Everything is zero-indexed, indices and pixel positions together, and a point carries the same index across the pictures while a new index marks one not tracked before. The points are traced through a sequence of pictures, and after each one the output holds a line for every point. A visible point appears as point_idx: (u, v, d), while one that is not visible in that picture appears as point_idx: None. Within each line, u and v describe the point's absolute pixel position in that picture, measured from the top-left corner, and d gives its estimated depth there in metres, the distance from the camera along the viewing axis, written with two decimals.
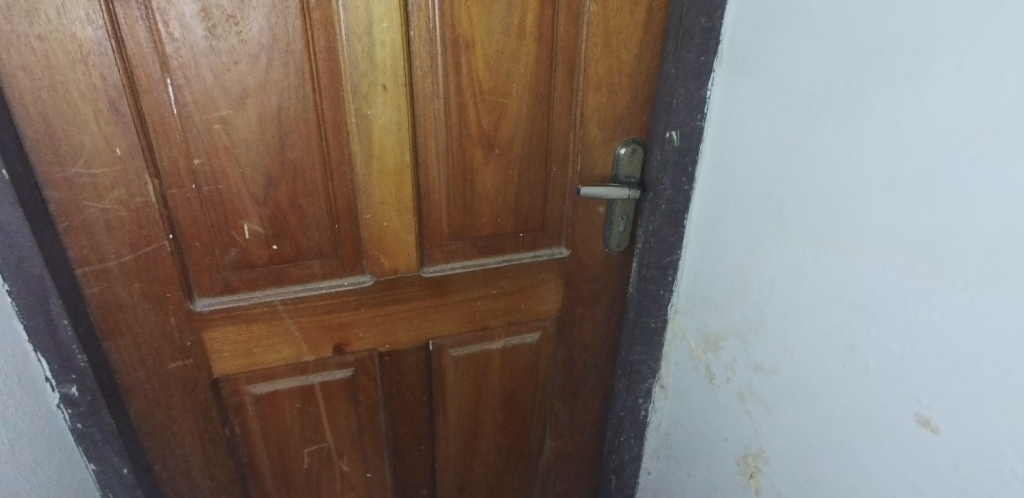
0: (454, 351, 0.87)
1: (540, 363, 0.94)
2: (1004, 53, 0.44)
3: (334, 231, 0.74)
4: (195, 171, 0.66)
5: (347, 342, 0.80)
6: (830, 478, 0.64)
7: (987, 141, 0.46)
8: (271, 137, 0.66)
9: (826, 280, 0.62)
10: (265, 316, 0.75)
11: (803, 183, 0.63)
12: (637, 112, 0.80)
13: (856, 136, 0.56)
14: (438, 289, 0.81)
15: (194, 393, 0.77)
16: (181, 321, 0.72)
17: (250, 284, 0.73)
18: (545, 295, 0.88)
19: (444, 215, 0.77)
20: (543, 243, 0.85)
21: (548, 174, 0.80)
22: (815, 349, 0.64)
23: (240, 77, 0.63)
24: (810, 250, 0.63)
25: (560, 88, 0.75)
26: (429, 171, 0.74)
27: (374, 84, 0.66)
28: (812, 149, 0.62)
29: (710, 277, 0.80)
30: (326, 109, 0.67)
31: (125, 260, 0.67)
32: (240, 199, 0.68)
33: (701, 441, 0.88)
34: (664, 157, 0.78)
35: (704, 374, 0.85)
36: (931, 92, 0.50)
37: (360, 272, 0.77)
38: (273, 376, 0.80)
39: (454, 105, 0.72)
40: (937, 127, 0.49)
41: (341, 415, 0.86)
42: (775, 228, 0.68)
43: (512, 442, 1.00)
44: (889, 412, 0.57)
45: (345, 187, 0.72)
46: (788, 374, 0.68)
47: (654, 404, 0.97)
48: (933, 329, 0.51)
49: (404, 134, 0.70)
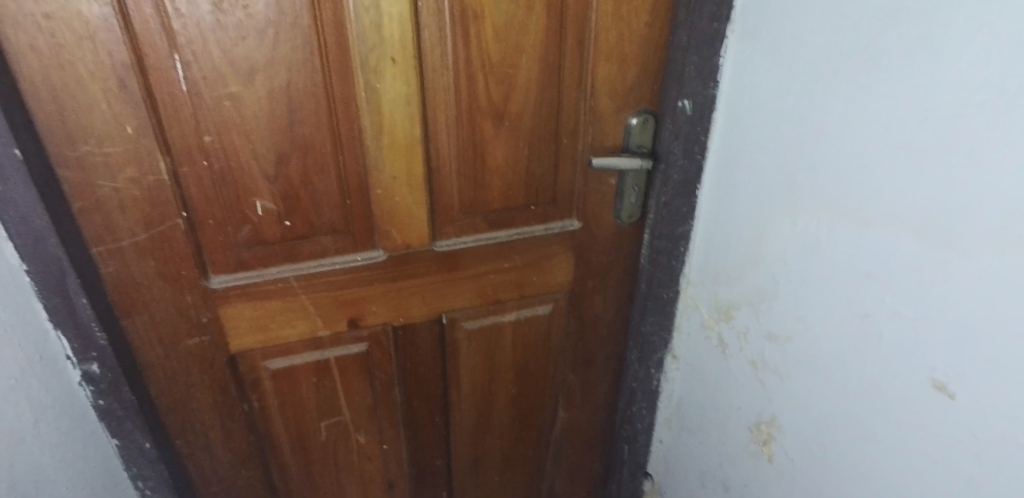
0: (467, 324, 0.88)
1: (552, 335, 0.94)
2: (1007, 33, 0.44)
3: (345, 206, 0.74)
4: (206, 147, 0.66)
5: (360, 316, 0.81)
6: (846, 444, 0.65)
7: (1004, 121, 0.45)
8: (279, 114, 0.66)
9: (837, 250, 0.61)
10: (278, 292, 0.76)
11: (816, 154, 0.62)
12: (648, 81, 0.79)
13: (870, 102, 0.55)
14: (450, 263, 0.81)
15: (213, 369, 0.78)
16: (197, 299, 0.73)
17: (264, 261, 0.74)
18: (557, 267, 0.88)
19: (455, 189, 0.77)
20: (555, 216, 0.84)
21: (559, 145, 0.79)
22: (826, 316, 0.64)
23: (248, 53, 0.63)
24: (823, 219, 0.62)
25: (571, 56, 0.74)
26: (438, 144, 0.74)
27: (382, 58, 0.66)
28: (826, 116, 0.60)
29: (722, 248, 0.80)
30: (335, 84, 0.67)
31: (139, 239, 0.68)
32: (251, 176, 0.69)
33: (712, 410, 0.89)
34: (676, 126, 0.77)
35: (716, 344, 0.85)
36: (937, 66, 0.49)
37: (373, 248, 0.77)
38: (289, 351, 0.81)
39: (463, 78, 0.71)
40: (948, 106, 0.49)
41: (357, 388, 0.87)
42: (788, 195, 0.67)
43: (525, 414, 1.01)
44: (905, 379, 0.56)
45: (356, 162, 0.72)
46: (802, 343, 0.68)
47: (666, 374, 0.98)
48: (948, 294, 0.51)
49: (413, 108, 0.70)
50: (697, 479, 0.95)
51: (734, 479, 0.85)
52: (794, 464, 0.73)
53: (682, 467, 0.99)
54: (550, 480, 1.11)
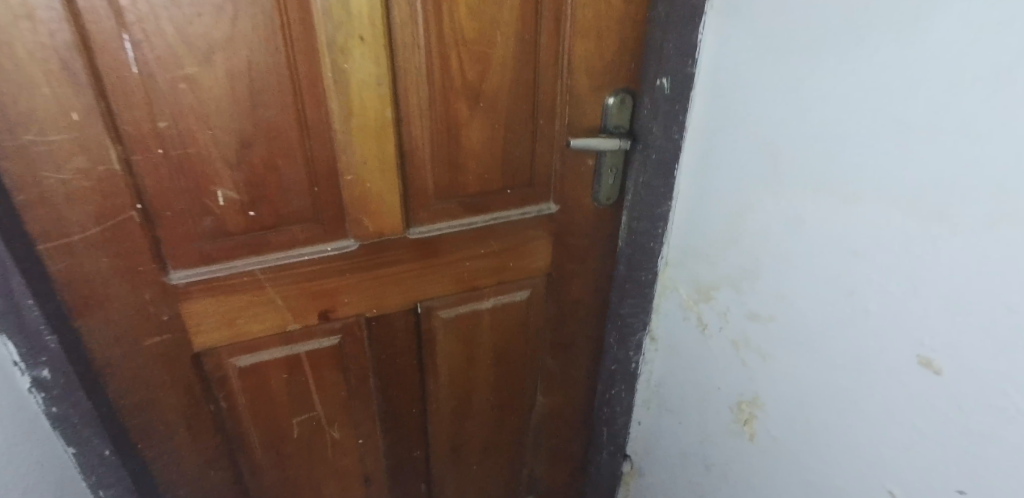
0: (443, 313, 0.86)
1: (531, 321, 0.93)
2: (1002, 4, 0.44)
3: (314, 194, 0.70)
4: (161, 134, 0.61)
5: (334, 308, 0.78)
6: (829, 420, 0.66)
7: (1001, 98, 0.45)
8: (241, 97, 0.62)
9: (822, 227, 0.61)
10: (245, 286, 0.72)
11: (800, 130, 0.62)
12: (626, 60, 0.77)
13: (857, 80, 0.55)
14: (427, 250, 0.79)
15: (177, 369, 0.74)
16: (157, 295, 0.69)
17: (229, 253, 0.70)
18: (535, 251, 0.86)
19: (429, 173, 0.75)
20: (533, 199, 0.83)
21: (536, 125, 0.77)
22: (811, 294, 0.64)
23: (205, 32, 0.58)
24: (808, 196, 0.62)
25: (547, 34, 0.72)
26: (411, 127, 0.71)
27: (350, 36, 0.62)
28: (810, 95, 0.60)
29: (703, 228, 0.79)
30: (301, 65, 0.63)
31: (92, 233, 0.63)
32: (212, 164, 0.64)
33: (692, 390, 0.89)
34: (654, 106, 0.76)
35: (697, 324, 0.85)
36: (926, 39, 0.49)
37: (344, 236, 0.74)
38: (258, 347, 0.78)
39: (436, 56, 0.68)
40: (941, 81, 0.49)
41: (331, 382, 0.84)
42: (770, 173, 0.67)
43: (505, 401, 1.00)
44: (892, 355, 0.57)
45: (325, 146, 0.68)
46: (785, 321, 0.69)
47: (645, 356, 0.97)
48: (938, 270, 0.51)
49: (385, 89, 0.66)
50: (677, 460, 0.96)
51: (716, 458, 0.86)
52: (778, 441, 0.74)
53: (662, 448, 1.00)
54: (530, 465, 1.11)
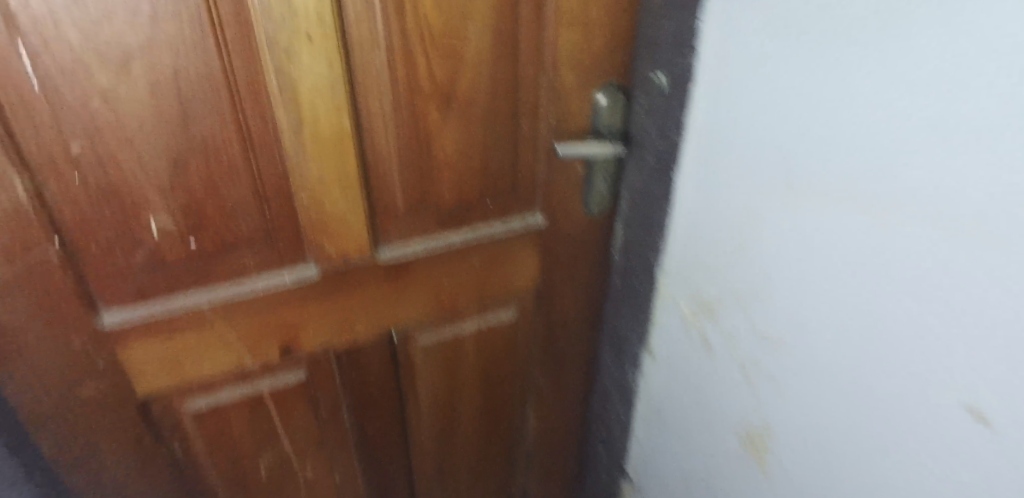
0: (421, 339, 0.78)
1: (519, 339, 0.86)
2: None
3: (266, 217, 0.61)
4: (77, 159, 0.52)
5: (297, 341, 0.69)
6: (854, 469, 0.54)
7: None
8: (169, 112, 0.53)
9: (839, 244, 0.49)
10: (191, 325, 0.63)
11: (813, 123, 0.49)
12: (617, 51, 0.68)
13: (884, 65, 0.42)
14: (400, 273, 0.70)
15: (121, 418, 0.66)
16: (89, 341, 0.60)
17: (169, 289, 0.61)
18: (520, 268, 0.78)
19: (398, 187, 0.66)
20: (516, 210, 0.74)
21: (517, 127, 0.68)
22: (828, 320, 0.52)
23: (119, 36, 0.49)
24: (822, 204, 0.50)
25: (527, 23, 0.62)
26: (374, 135, 0.62)
27: (294, 34, 0.53)
28: (824, 79, 0.47)
29: (704, 235, 0.68)
30: (238, 70, 0.53)
31: (4, 278, 0.54)
32: (141, 190, 0.55)
33: (698, 413, 0.78)
34: (649, 101, 0.68)
35: (701, 342, 0.74)
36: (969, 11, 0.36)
37: (304, 261, 0.66)
38: (213, 387, 0.69)
39: (399, 54, 0.58)
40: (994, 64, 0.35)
41: (300, 418, 0.76)
42: (778, 175, 0.55)
43: (494, 424, 0.93)
44: (936, 405, 0.44)
45: (274, 163, 0.59)
46: (797, 348, 0.57)
47: (645, 372, 0.87)
48: (994, 307, 0.38)
49: (340, 95, 0.57)
50: (683, 485, 0.86)
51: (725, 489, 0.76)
52: (791, 481, 0.63)
53: (664, 470, 0.90)
54: (522, 486, 1.04)
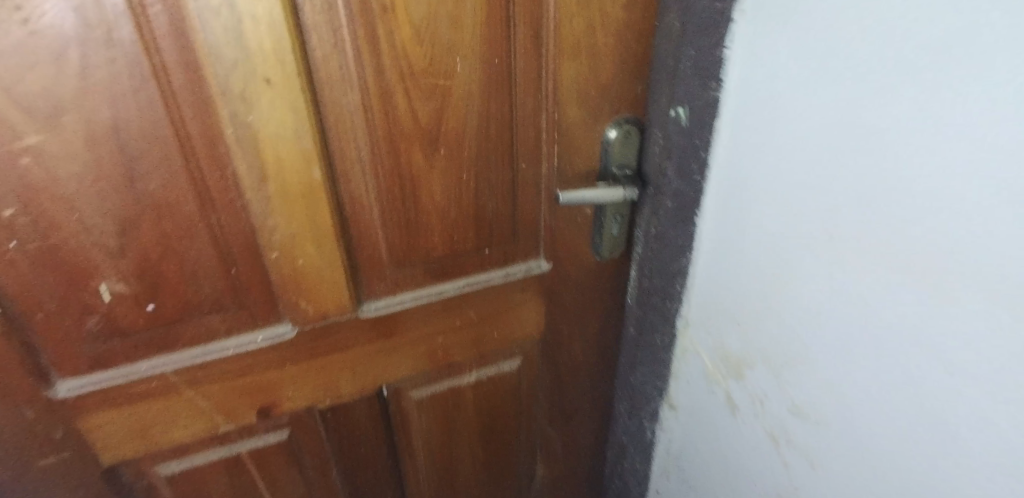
0: (415, 393, 0.71)
1: (523, 389, 0.78)
2: None
3: (231, 276, 0.55)
4: (10, 224, 0.46)
5: (275, 403, 0.63)
6: None
7: None
8: (112, 168, 0.46)
9: (896, 326, 0.40)
10: (157, 391, 0.58)
11: (862, 176, 0.40)
12: (629, 81, 0.60)
13: (958, 121, 0.33)
14: (386, 328, 0.64)
15: (84, 488, 0.60)
16: (43, 413, 0.54)
17: (129, 354, 0.55)
18: (522, 317, 0.71)
19: (381, 239, 0.59)
20: (516, 257, 0.66)
21: (515, 168, 0.60)
22: (878, 410, 0.43)
23: (45, 88, 0.42)
24: (875, 277, 0.41)
25: (524, 56, 0.54)
26: (351, 185, 0.55)
27: (249, 79, 0.45)
28: (882, 131, 0.38)
29: (730, 288, 0.59)
30: (189, 120, 0.47)
31: None
32: (86, 254, 0.49)
33: (721, 476, 0.70)
34: (668, 142, 0.59)
35: (725, 401, 0.65)
36: None
37: (278, 321, 0.59)
38: (186, 451, 0.64)
39: (376, 95, 0.51)
40: None
41: (283, 479, 0.70)
42: (817, 229, 0.45)
43: (498, 475, 0.86)
44: None
45: (237, 219, 0.52)
46: (839, 433, 0.48)
47: (664, 424, 0.78)
48: None
49: (308, 144, 0.50)
50: None
51: None
52: None
53: None
54: None
